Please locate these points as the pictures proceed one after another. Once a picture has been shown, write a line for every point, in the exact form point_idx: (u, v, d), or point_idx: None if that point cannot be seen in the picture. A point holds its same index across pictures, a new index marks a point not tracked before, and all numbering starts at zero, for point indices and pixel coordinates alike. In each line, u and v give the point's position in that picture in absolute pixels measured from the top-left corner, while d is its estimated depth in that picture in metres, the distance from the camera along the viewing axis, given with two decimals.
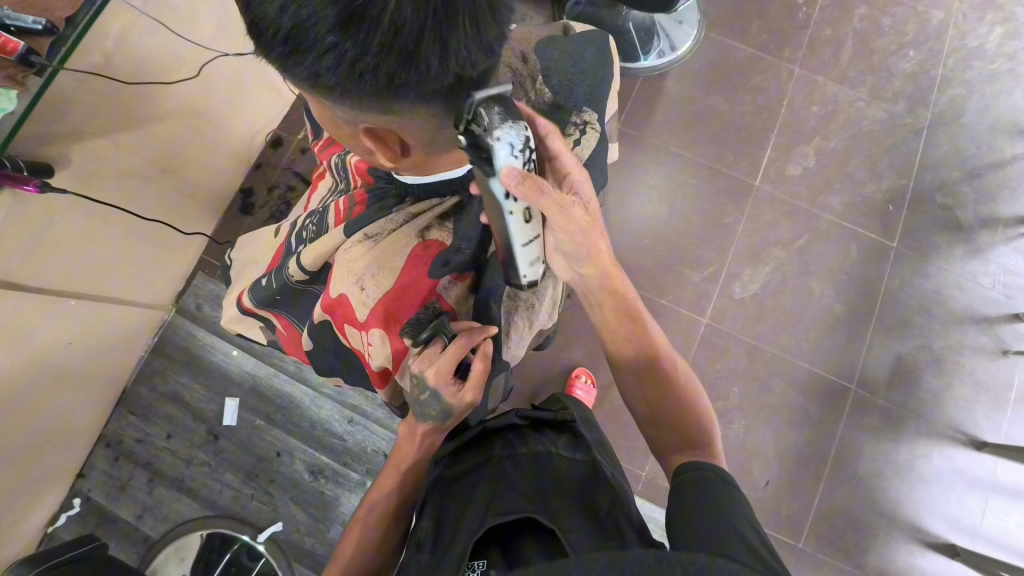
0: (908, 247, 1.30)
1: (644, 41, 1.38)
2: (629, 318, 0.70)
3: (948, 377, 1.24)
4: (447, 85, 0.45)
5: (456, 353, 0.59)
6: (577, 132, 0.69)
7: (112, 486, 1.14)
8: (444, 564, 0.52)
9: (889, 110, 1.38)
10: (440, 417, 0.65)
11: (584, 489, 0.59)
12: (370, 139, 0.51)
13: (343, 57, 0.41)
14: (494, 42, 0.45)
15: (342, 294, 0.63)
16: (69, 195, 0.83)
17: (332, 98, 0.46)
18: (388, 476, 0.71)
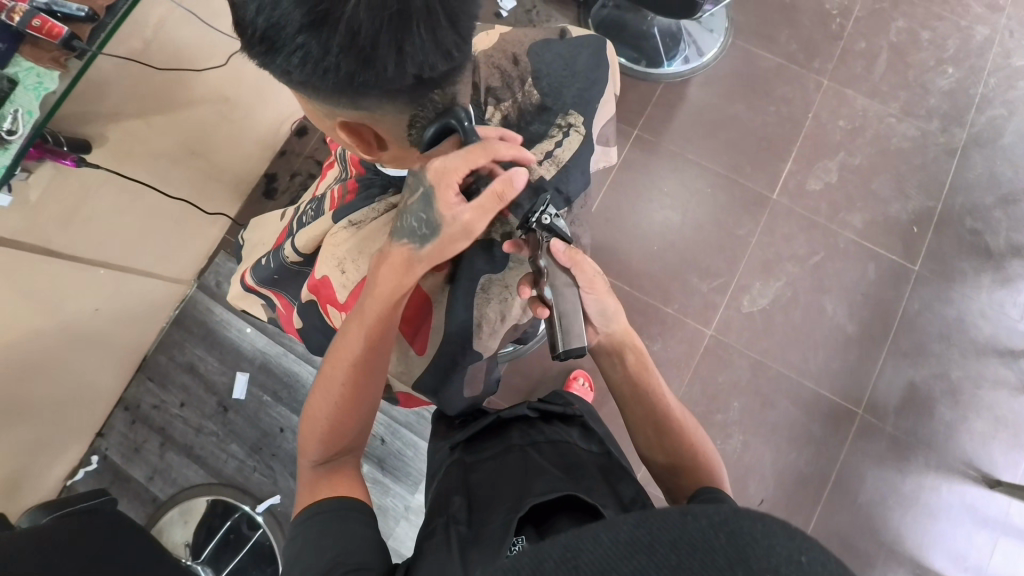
0: (931, 270, 1.25)
1: (668, 47, 1.38)
2: (637, 366, 0.69)
3: (964, 409, 1.19)
4: (406, 85, 0.47)
5: (469, 157, 0.54)
6: (560, 134, 0.69)
7: (127, 447, 1.21)
8: (486, 539, 0.49)
9: (921, 127, 1.33)
10: (425, 232, 0.59)
11: (607, 473, 0.58)
12: (345, 131, 0.54)
13: (308, 55, 0.43)
14: (453, 46, 0.46)
15: (324, 276, 0.67)
16: (100, 170, 0.89)
17: (305, 91, 0.49)
18: (352, 337, 0.62)
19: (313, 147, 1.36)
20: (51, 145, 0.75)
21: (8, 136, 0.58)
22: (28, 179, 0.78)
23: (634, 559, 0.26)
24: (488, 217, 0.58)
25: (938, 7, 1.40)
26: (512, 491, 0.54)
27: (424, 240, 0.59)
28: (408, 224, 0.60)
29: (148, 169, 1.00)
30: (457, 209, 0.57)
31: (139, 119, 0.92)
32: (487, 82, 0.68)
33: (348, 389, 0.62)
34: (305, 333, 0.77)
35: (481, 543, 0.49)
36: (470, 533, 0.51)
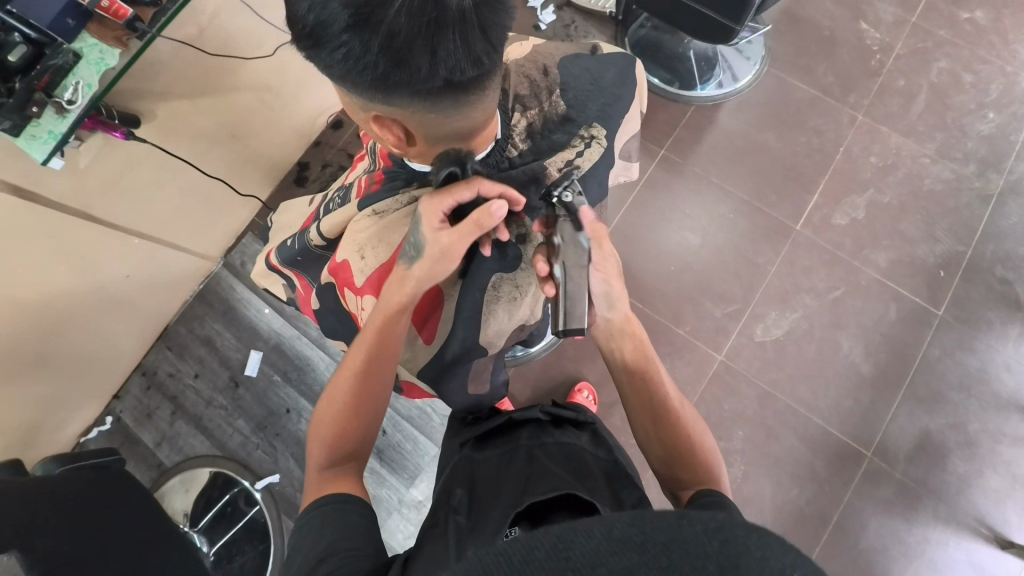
0: (955, 317, 1.22)
1: (703, 71, 1.39)
2: (638, 355, 0.68)
3: (979, 463, 1.14)
4: (436, 88, 0.49)
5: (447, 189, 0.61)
6: (582, 144, 0.70)
7: (140, 412, 1.26)
8: (483, 529, 0.51)
9: (956, 170, 1.30)
10: (412, 253, 0.63)
11: (612, 479, 0.57)
12: (377, 125, 0.56)
13: (349, 53, 0.46)
14: (483, 53, 0.49)
15: (344, 260, 0.69)
16: (146, 145, 0.94)
17: (343, 86, 0.51)
18: (356, 350, 0.65)
19: (346, 139, 1.43)
20: (105, 117, 0.78)
21: (68, 106, 0.63)
22: (79, 148, 0.82)
23: (624, 556, 0.26)
24: (469, 243, 0.62)
25: (983, 51, 1.38)
26: (512, 489, 0.55)
27: (413, 261, 0.63)
28: (405, 246, 0.64)
29: (190, 148, 1.05)
30: (438, 233, 0.61)
31: (189, 100, 0.96)
32: (515, 89, 0.70)
33: (353, 399, 0.64)
34: (322, 316, 0.79)
35: (476, 532, 0.51)
36: (468, 524, 0.53)
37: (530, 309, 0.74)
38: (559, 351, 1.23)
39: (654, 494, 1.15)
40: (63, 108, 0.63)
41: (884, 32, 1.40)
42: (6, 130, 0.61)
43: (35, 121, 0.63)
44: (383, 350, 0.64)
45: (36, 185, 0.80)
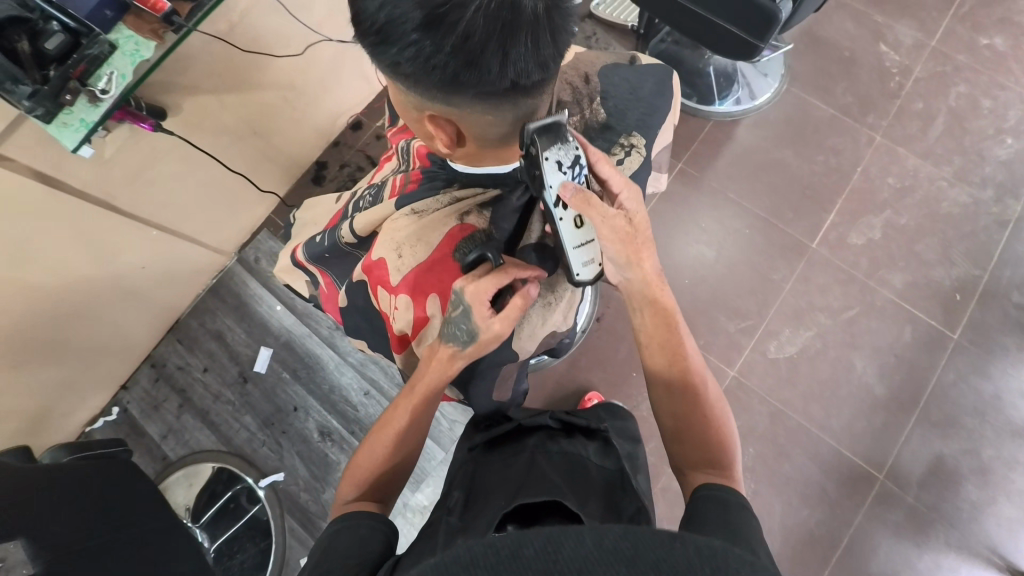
0: (970, 341, 1.21)
1: (722, 86, 1.39)
2: (666, 325, 0.66)
3: (993, 491, 1.13)
4: (502, 90, 0.50)
5: (497, 278, 0.59)
6: (622, 153, 0.72)
7: (147, 403, 1.25)
8: (470, 527, 0.51)
9: (973, 194, 1.30)
10: (462, 342, 0.62)
11: (613, 491, 0.57)
12: (432, 125, 0.56)
13: (420, 52, 0.46)
14: (549, 58, 0.50)
15: (380, 257, 0.67)
16: (172, 137, 0.95)
17: (404, 86, 0.51)
18: (399, 413, 0.66)
19: (365, 141, 1.44)
20: (133, 108, 0.80)
21: (101, 95, 0.64)
22: (105, 138, 0.83)
23: (611, 566, 0.30)
24: (513, 326, 0.63)
25: (1002, 77, 1.39)
26: (509, 491, 0.54)
27: (461, 343, 0.62)
28: (453, 330, 0.61)
29: (213, 143, 1.05)
30: (489, 321, 0.60)
31: (214, 95, 0.97)
32: (560, 95, 0.70)
33: (391, 456, 0.66)
34: (344, 313, 0.79)
35: (465, 531, 0.51)
36: (458, 523, 0.52)
37: (563, 313, 0.75)
38: (570, 360, 1.22)
39: (662, 509, 1.14)
40: (96, 97, 0.65)
41: (904, 55, 1.41)
42: (40, 116, 0.63)
43: (69, 108, 0.64)
44: (426, 414, 0.66)
45: (61, 172, 0.82)
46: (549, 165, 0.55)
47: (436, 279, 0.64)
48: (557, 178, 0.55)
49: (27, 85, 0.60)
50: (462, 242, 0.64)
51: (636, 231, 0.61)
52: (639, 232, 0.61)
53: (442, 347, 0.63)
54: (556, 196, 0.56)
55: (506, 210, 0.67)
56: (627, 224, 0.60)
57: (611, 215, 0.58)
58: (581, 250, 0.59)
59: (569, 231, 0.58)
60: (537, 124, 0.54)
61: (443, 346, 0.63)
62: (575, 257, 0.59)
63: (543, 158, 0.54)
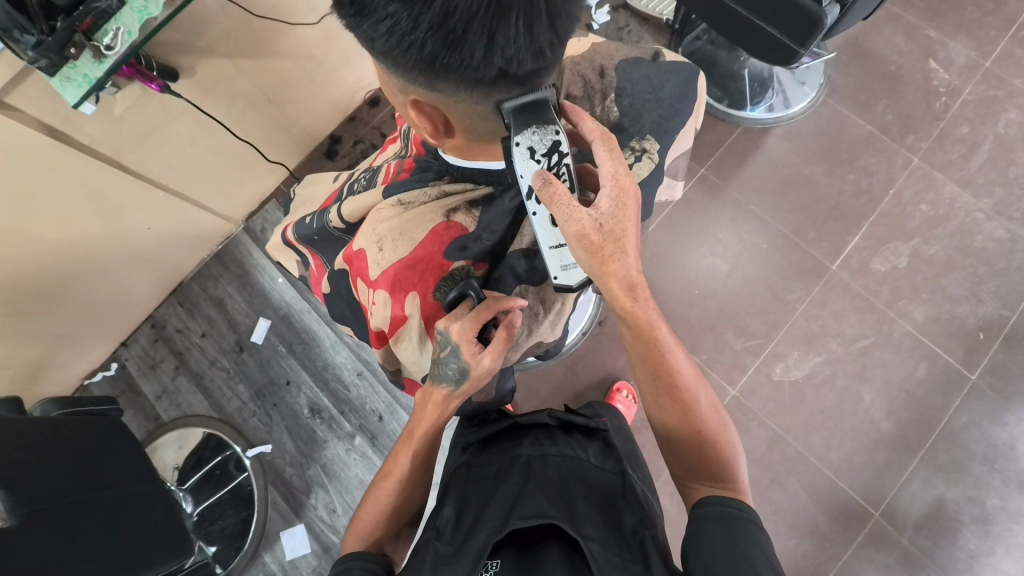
0: (990, 385, 1.15)
1: (756, 92, 1.33)
2: (642, 340, 0.60)
3: (993, 542, 1.08)
4: (489, 77, 0.46)
5: (479, 314, 0.58)
6: (632, 158, 0.68)
7: (144, 363, 1.27)
8: (461, 556, 0.49)
9: (1011, 230, 1.23)
10: (454, 381, 0.60)
11: (611, 502, 0.55)
12: (414, 111, 0.53)
13: (397, 25, 0.43)
14: (546, 45, 0.46)
15: (362, 248, 0.66)
16: (182, 101, 0.93)
17: (384, 64, 0.48)
18: (401, 458, 0.65)
19: (382, 118, 1.40)
20: (143, 67, 0.78)
21: (107, 51, 0.63)
22: (116, 94, 0.82)
23: None
24: (502, 358, 0.61)
25: None
26: (500, 510, 0.53)
27: (453, 381, 0.60)
28: (442, 370, 0.60)
29: (226, 109, 1.04)
30: (478, 357, 0.58)
31: (230, 60, 0.95)
32: (567, 89, 0.67)
33: (398, 500, 0.64)
34: (331, 298, 0.77)
35: (456, 561, 0.49)
36: (449, 550, 0.50)
37: (550, 325, 0.73)
38: (568, 364, 1.19)
39: None
40: (101, 53, 0.63)
41: (954, 75, 1.32)
42: (44, 67, 0.62)
43: (73, 62, 0.63)
44: (429, 455, 0.65)
45: (69, 128, 0.81)
46: (518, 151, 0.50)
47: (420, 278, 0.62)
48: (526, 165, 0.51)
49: (34, 35, 0.59)
50: (442, 280, 0.62)
51: (606, 239, 0.53)
52: (608, 241, 0.53)
53: (436, 389, 0.62)
54: (528, 187, 0.52)
55: (496, 210, 0.64)
56: (592, 230, 0.52)
57: (574, 218, 0.51)
58: (557, 251, 0.55)
59: (543, 227, 0.54)
60: (514, 103, 0.49)
61: (435, 388, 0.62)
62: (551, 258, 0.56)
63: (514, 142, 0.51)
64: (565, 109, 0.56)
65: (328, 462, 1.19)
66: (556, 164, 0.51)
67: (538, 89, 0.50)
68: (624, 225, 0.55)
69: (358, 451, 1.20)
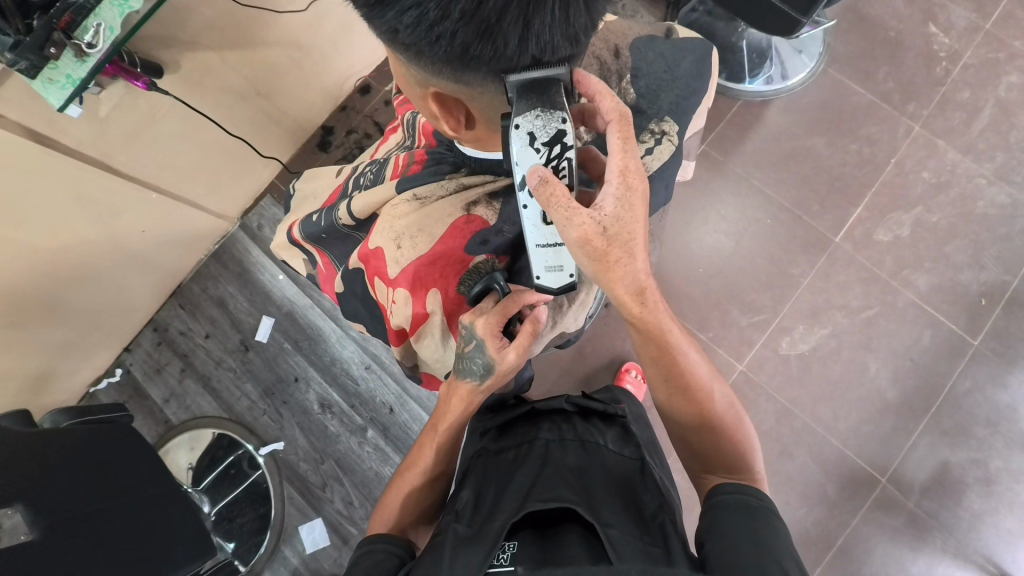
0: (992, 350, 1.16)
1: (754, 64, 1.31)
2: (654, 342, 0.59)
3: (996, 502, 1.11)
4: (521, 66, 0.45)
5: (504, 308, 0.58)
6: (652, 140, 0.67)
7: (150, 367, 1.26)
8: (482, 536, 0.49)
9: (1013, 195, 1.23)
10: (479, 376, 0.61)
11: (631, 487, 0.56)
12: (436, 104, 0.51)
13: (424, 17, 0.41)
14: (581, 30, 0.45)
15: (378, 247, 0.64)
16: (169, 97, 0.91)
17: (406, 57, 0.46)
18: (425, 450, 0.66)
19: (375, 105, 1.36)
20: (126, 64, 0.75)
21: (89, 49, 0.62)
22: (100, 94, 0.79)
23: None
24: (526, 354, 0.61)
25: None
26: (518, 495, 0.53)
27: (479, 377, 0.61)
28: (468, 365, 0.61)
29: (215, 103, 1.01)
30: (502, 352, 0.59)
31: (215, 53, 0.92)
32: (585, 72, 0.66)
33: (421, 492, 0.65)
34: (342, 297, 0.77)
35: (474, 541, 0.49)
36: (468, 531, 0.51)
37: (575, 313, 0.73)
38: (577, 348, 1.19)
39: None
40: (83, 51, 0.62)
41: (954, 38, 1.30)
42: (25, 70, 0.60)
43: (54, 62, 0.61)
44: (454, 446, 0.66)
45: (55, 131, 0.79)
46: (517, 135, 0.47)
47: (441, 273, 0.61)
48: (520, 151, 0.48)
49: (9, 35, 0.57)
50: (466, 273, 0.61)
51: (611, 244, 0.51)
52: (613, 245, 0.51)
53: (461, 385, 0.63)
54: (520, 177, 0.50)
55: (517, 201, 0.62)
56: (596, 236, 0.50)
57: (575, 222, 0.49)
58: (550, 249, 0.53)
59: (534, 224, 0.52)
60: (520, 78, 0.45)
61: (460, 383, 0.62)
62: (538, 256, 0.53)
63: (513, 124, 0.47)
64: (587, 83, 0.52)
65: (342, 456, 1.20)
66: (556, 157, 0.49)
67: (552, 65, 0.46)
68: (630, 227, 0.52)
69: (370, 445, 1.20)
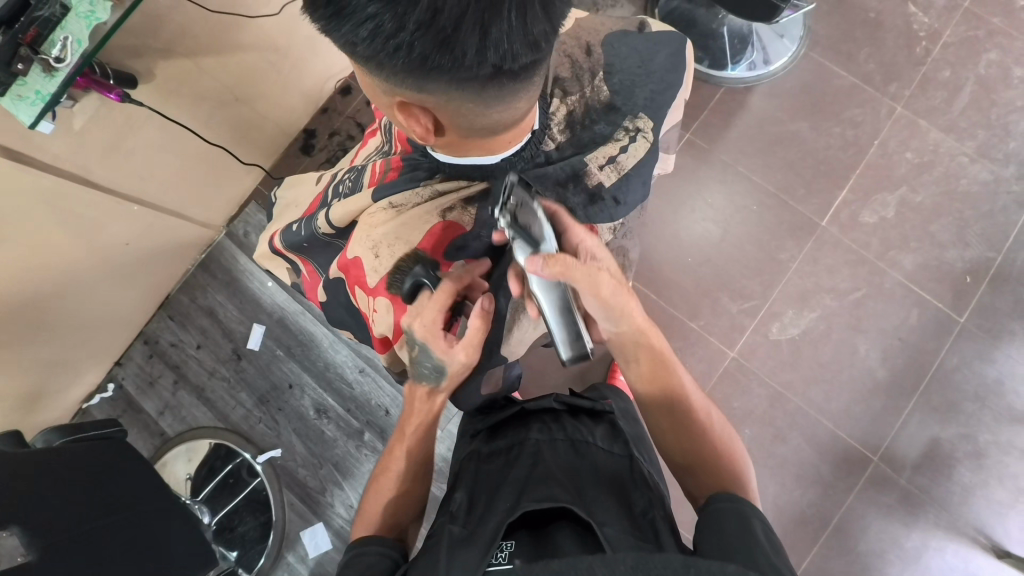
0: (978, 326, 1.18)
1: (736, 50, 1.30)
2: (659, 367, 0.67)
3: (986, 475, 1.13)
4: (483, 76, 0.46)
5: (441, 301, 0.57)
6: (627, 138, 0.67)
7: (142, 381, 1.25)
8: (476, 538, 0.50)
9: (995, 171, 1.24)
10: (434, 376, 0.62)
11: (622, 482, 0.56)
12: (404, 114, 0.52)
13: (379, 27, 0.42)
14: (541, 36, 0.46)
15: (357, 256, 0.65)
16: (145, 108, 0.89)
17: (368, 69, 0.47)
18: (396, 455, 0.66)
19: (356, 106, 1.34)
20: (99, 76, 0.74)
21: (57, 63, 0.61)
22: (74, 107, 0.78)
23: None
24: (478, 345, 0.61)
25: None
26: (511, 496, 0.54)
27: (434, 377, 0.62)
28: (420, 370, 0.62)
29: (193, 111, 0.99)
30: (452, 351, 0.59)
31: (190, 60, 0.90)
32: (556, 71, 0.67)
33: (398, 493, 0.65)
34: (329, 306, 0.76)
35: (471, 542, 0.50)
36: (463, 532, 0.51)
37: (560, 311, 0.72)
38: None
39: None
40: (51, 67, 0.61)
41: (934, 17, 1.30)
42: None
43: (23, 79, 0.61)
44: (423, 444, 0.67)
45: (30, 146, 0.77)
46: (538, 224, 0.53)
47: None
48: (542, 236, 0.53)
49: None
50: (394, 273, 0.62)
51: (621, 282, 0.60)
52: (623, 284, 0.60)
53: (416, 387, 0.64)
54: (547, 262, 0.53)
55: (494, 205, 0.64)
56: (612, 280, 0.58)
57: (596, 272, 0.56)
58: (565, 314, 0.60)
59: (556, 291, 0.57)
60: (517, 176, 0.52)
61: (418, 386, 0.64)
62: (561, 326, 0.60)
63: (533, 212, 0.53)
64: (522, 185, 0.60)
65: (340, 460, 1.20)
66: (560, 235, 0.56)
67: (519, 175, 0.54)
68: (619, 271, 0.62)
69: (368, 447, 1.20)
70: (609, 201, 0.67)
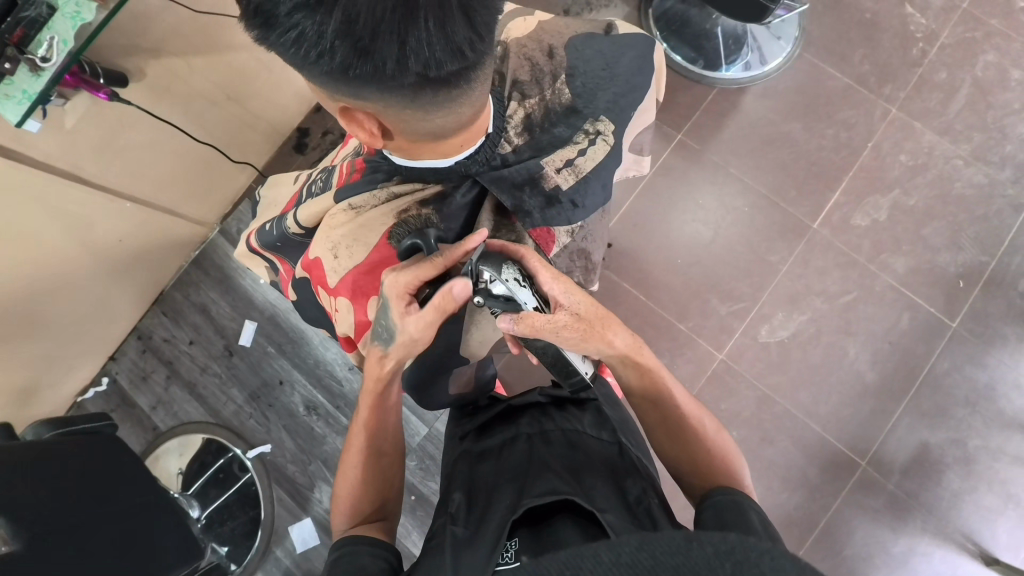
0: (970, 330, 1.17)
1: (731, 50, 1.30)
2: (648, 381, 0.64)
3: (974, 480, 1.12)
4: (409, 84, 0.48)
5: (421, 268, 0.56)
6: (586, 141, 0.68)
7: (135, 376, 1.27)
8: (482, 535, 0.50)
9: (990, 175, 1.23)
10: (385, 338, 0.60)
11: (615, 470, 0.57)
12: (346, 118, 0.55)
13: (304, 36, 0.45)
14: (465, 44, 0.47)
15: (317, 257, 0.68)
16: (134, 108, 0.90)
17: (304, 75, 0.50)
18: (357, 432, 0.67)
19: None
20: (88, 75, 0.74)
21: (43, 63, 0.62)
22: (64, 106, 0.78)
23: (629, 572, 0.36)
24: (434, 327, 0.59)
25: None
26: (512, 492, 0.54)
27: (387, 343, 0.60)
28: (378, 328, 0.60)
29: (185, 108, 1.00)
30: (408, 317, 0.57)
31: (180, 58, 0.91)
32: (515, 73, 0.68)
33: (366, 471, 0.67)
34: (308, 304, 0.77)
35: (475, 541, 0.50)
36: (465, 533, 0.51)
37: None
38: None
39: None
40: (37, 66, 0.62)
41: (931, 18, 1.29)
42: None
43: (11, 78, 0.62)
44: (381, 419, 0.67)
45: (21, 145, 0.78)
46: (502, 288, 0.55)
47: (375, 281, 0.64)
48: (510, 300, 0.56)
49: None
50: (396, 226, 0.63)
51: (591, 318, 0.58)
52: (594, 319, 0.59)
53: (372, 350, 0.62)
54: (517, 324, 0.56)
55: (450, 206, 0.65)
56: (578, 320, 0.58)
57: (560, 321, 0.56)
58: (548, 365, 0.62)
59: None
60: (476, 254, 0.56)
61: (372, 346, 0.62)
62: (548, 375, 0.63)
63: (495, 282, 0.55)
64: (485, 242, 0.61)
65: (329, 457, 1.21)
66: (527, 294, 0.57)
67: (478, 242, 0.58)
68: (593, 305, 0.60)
69: None
70: (567, 204, 0.67)
